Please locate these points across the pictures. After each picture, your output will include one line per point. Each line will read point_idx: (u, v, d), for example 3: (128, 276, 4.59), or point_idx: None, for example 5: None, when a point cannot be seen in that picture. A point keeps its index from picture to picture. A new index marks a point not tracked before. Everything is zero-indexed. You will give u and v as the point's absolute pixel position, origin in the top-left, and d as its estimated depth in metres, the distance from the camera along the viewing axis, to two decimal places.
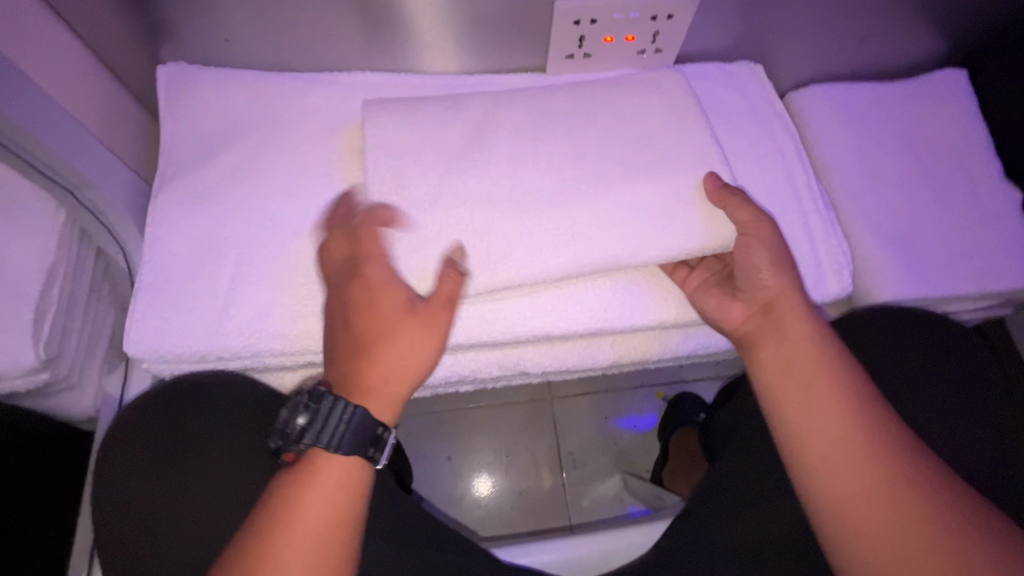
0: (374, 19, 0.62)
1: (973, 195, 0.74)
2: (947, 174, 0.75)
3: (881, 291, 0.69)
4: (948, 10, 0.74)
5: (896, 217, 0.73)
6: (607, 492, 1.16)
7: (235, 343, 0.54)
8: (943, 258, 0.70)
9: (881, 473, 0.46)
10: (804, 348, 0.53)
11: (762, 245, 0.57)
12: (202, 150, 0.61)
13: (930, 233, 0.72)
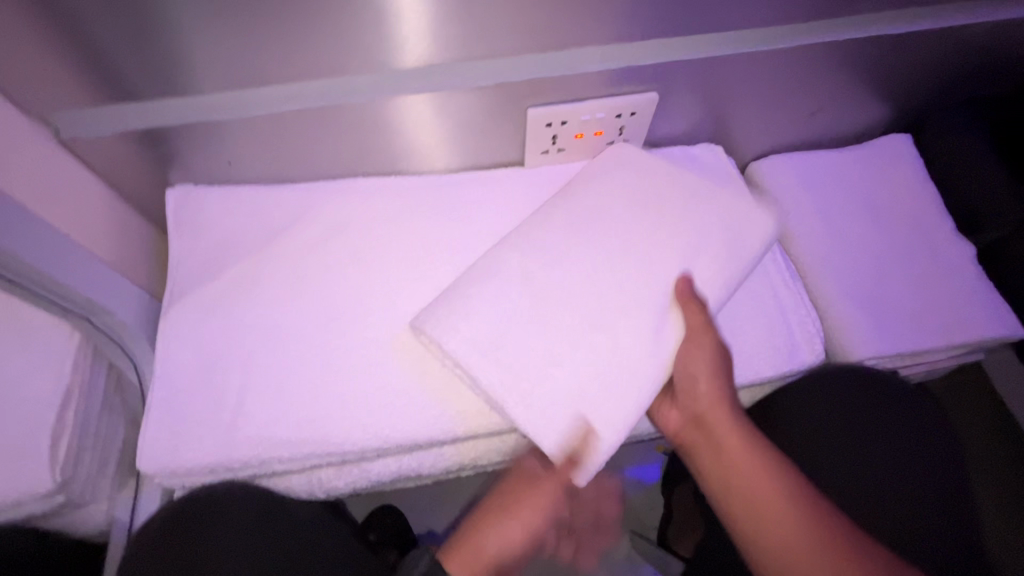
0: (364, 133, 0.68)
1: (930, 251, 0.79)
2: (904, 233, 0.80)
3: (854, 350, 0.73)
4: (884, 85, 0.82)
5: (862, 277, 0.77)
6: (617, 554, 1.15)
7: (242, 453, 0.56)
8: (909, 314, 0.74)
9: (825, 553, 0.52)
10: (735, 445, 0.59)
11: (702, 350, 0.62)
12: (207, 264, 0.66)
13: (896, 290, 0.76)
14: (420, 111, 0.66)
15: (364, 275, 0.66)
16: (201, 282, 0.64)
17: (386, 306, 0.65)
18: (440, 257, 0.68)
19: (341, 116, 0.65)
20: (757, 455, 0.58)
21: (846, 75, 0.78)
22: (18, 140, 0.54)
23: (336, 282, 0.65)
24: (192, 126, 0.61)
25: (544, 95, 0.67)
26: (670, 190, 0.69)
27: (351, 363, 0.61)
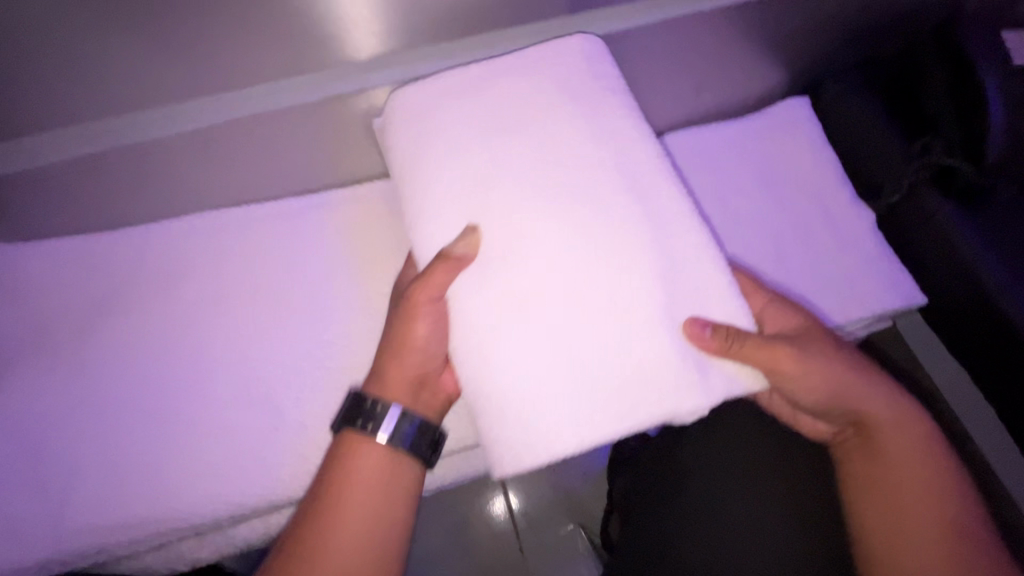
0: (193, 163, 0.62)
1: (829, 223, 0.75)
2: (801, 207, 0.77)
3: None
4: (774, 51, 0.77)
5: (760, 258, 0.73)
6: (569, 552, 1.15)
7: (76, 543, 0.53)
8: (807, 294, 0.71)
9: (955, 536, 0.49)
10: (902, 444, 0.53)
11: (821, 353, 0.53)
12: (34, 331, 0.60)
13: (794, 270, 0.73)
14: (250, 136, 0.60)
15: (210, 324, 0.60)
16: (25, 355, 0.58)
17: (236, 357, 0.59)
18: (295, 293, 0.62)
19: (161, 153, 0.59)
20: (906, 427, 0.53)
21: (727, 44, 0.72)
22: None
23: (176, 336, 0.59)
24: None
25: (386, 105, 0.61)
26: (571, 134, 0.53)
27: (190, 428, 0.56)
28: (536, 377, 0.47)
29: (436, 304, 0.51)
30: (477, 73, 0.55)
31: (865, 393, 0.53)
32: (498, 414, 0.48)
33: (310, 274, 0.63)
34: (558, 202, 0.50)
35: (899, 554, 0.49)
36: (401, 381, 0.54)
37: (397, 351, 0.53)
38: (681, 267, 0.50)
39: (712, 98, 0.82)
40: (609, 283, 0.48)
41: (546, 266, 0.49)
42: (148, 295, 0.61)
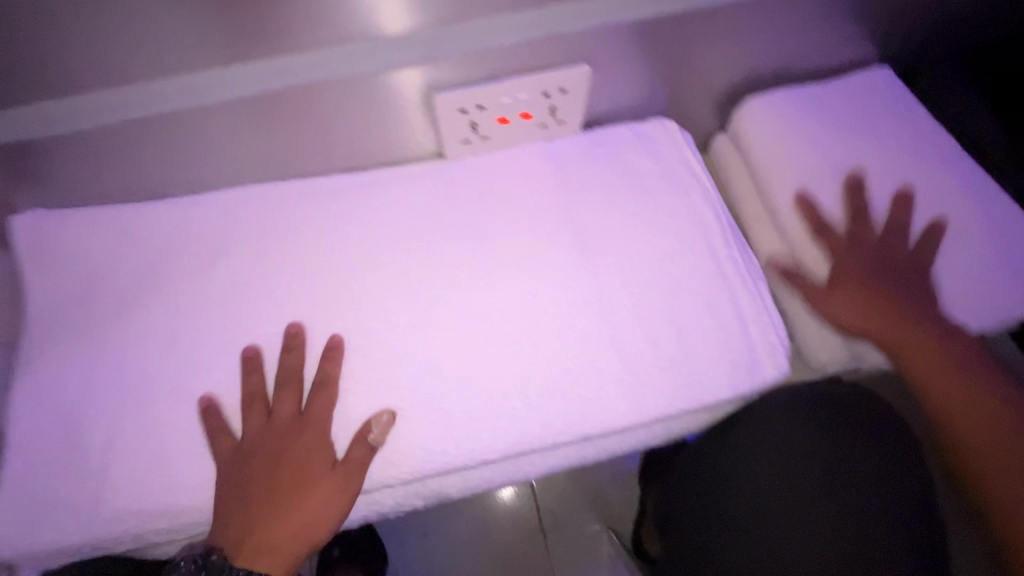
0: (239, 131, 0.57)
1: (926, 207, 0.67)
2: (916, 189, 0.68)
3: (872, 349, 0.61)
4: (874, 22, 0.70)
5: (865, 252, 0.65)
6: (598, 554, 1.11)
7: (113, 531, 0.49)
8: (909, 290, 0.62)
9: None
10: (929, 351, 0.60)
11: None
12: (68, 304, 0.56)
13: (904, 261, 0.64)
14: (303, 100, 0.55)
15: (255, 306, 0.57)
16: (62, 328, 0.55)
17: (281, 341, 0.56)
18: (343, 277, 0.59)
19: (204, 123, 0.54)
20: None
21: (815, 23, 0.66)
22: None
23: (219, 315, 0.56)
24: (28, 142, 0.51)
25: (451, 75, 0.57)
26: (842, 160, 0.70)
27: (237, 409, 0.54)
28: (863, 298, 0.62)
29: (268, 499, 0.50)
30: (656, 130, 0.67)
31: (891, 305, 0.61)
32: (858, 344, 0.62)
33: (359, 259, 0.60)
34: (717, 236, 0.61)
35: (994, 433, 0.57)
36: (297, 513, 0.51)
37: (269, 480, 0.51)
38: (936, 232, 0.65)
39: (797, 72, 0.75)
40: (846, 248, 0.65)
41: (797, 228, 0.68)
42: (191, 269, 0.58)
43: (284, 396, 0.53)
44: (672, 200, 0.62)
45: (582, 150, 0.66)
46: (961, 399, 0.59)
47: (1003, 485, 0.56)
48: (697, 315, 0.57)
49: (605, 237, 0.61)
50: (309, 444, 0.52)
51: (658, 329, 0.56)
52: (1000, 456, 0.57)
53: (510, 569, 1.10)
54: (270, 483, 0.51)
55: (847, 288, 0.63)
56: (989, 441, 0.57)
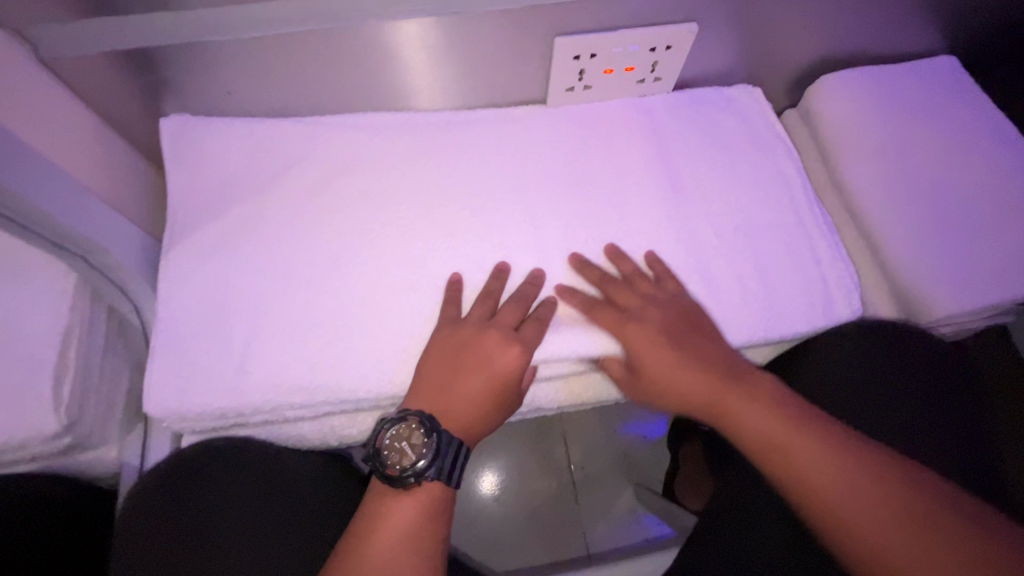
0: (375, 56, 0.62)
1: (993, 184, 0.70)
2: (976, 165, 0.71)
3: (927, 306, 0.66)
4: (953, 13, 0.74)
5: (924, 219, 0.68)
6: (622, 506, 1.17)
7: (253, 399, 0.54)
8: (971, 258, 0.66)
9: None
10: (773, 430, 0.53)
11: None
12: (207, 200, 0.61)
13: (969, 232, 0.67)
14: (440, 30, 0.60)
15: (376, 219, 0.61)
16: (204, 224, 0.60)
17: (400, 252, 0.60)
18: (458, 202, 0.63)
19: (350, 45, 0.59)
20: None
21: (899, 8, 0.71)
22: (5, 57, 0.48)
23: (345, 223, 0.61)
24: (188, 45, 0.55)
25: (574, 21, 0.61)
26: (912, 135, 0.73)
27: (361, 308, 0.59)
28: (924, 262, 0.67)
29: (449, 382, 0.55)
30: (741, 95, 0.73)
31: (727, 394, 0.55)
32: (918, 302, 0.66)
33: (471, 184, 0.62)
34: (795, 194, 0.67)
35: (843, 514, 0.49)
36: (473, 407, 0.56)
37: (458, 363, 0.56)
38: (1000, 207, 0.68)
39: (874, 56, 0.80)
40: (912, 215, 0.69)
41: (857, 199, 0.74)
42: (318, 179, 0.63)
43: (508, 308, 0.58)
44: (756, 157, 0.68)
45: (673, 106, 0.71)
46: (838, 469, 0.50)
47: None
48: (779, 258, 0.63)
49: (695, 186, 0.66)
50: (502, 343, 0.56)
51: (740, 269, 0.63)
52: (939, 549, 0.46)
53: (540, 514, 1.17)
54: (453, 365, 0.56)
55: (668, 384, 0.57)
56: (879, 528, 0.47)
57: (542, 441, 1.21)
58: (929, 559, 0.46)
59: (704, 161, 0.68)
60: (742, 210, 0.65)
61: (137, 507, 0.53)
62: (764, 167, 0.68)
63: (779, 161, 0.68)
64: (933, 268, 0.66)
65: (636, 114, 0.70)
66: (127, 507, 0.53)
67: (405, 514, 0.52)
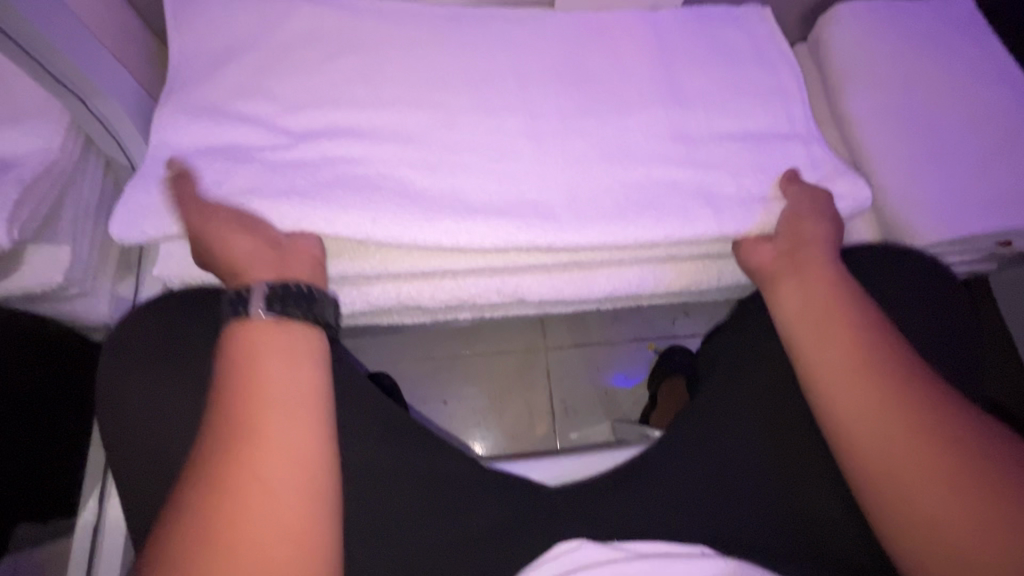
0: None
1: (990, 122, 0.70)
2: (975, 105, 0.71)
3: (911, 234, 0.67)
4: None
5: (918, 152, 0.69)
6: (597, 438, 1.21)
7: None
8: (956, 190, 0.67)
9: None
10: (812, 322, 0.56)
11: None
12: (207, 66, 0.61)
13: (959, 167, 0.68)
14: None
15: (373, 99, 0.61)
16: (204, 90, 0.60)
17: (395, 131, 0.60)
18: (458, 91, 0.63)
19: None
20: None
21: None
22: None
23: (342, 100, 0.61)
24: None
25: None
26: (917, 70, 0.73)
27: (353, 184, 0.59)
28: (911, 191, 0.68)
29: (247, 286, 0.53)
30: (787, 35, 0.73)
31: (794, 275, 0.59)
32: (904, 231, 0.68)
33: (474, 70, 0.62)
34: (795, 112, 0.67)
35: (855, 413, 0.51)
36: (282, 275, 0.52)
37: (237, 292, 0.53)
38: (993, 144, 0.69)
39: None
40: (906, 147, 0.70)
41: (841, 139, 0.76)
42: (318, 56, 0.63)
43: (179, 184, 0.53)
44: (760, 74, 0.68)
45: (680, 19, 0.71)
46: (866, 379, 0.51)
47: (906, 478, 0.47)
48: (776, 169, 0.64)
49: (695, 96, 0.66)
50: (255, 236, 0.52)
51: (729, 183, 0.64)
52: (930, 462, 0.47)
53: (517, 439, 1.20)
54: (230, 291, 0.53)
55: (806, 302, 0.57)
56: (882, 428, 0.50)
57: (525, 371, 1.24)
58: (924, 467, 0.47)
59: (706, 75, 0.68)
60: (737, 123, 0.66)
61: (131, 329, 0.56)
62: (765, 83, 0.68)
63: (782, 79, 0.68)
64: (920, 197, 0.67)
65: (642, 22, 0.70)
66: (125, 325, 0.57)
67: (280, 371, 0.47)
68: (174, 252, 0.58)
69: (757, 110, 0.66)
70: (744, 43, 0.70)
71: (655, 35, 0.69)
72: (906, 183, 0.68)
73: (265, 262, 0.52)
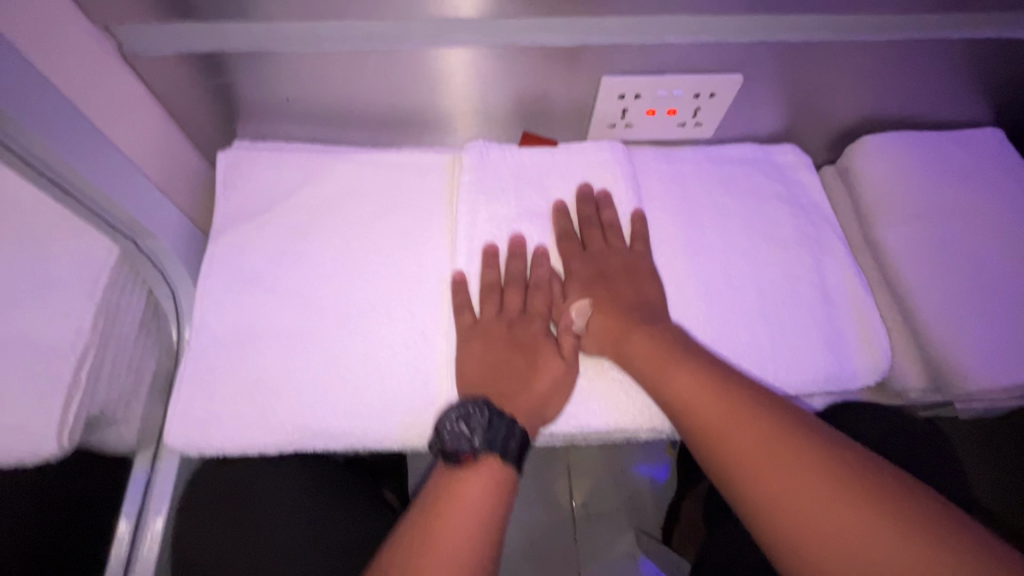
0: (425, 83, 0.64)
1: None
2: (1015, 239, 0.71)
3: (958, 376, 0.64)
4: (999, 87, 0.74)
5: (957, 288, 0.68)
6: (620, 549, 1.14)
7: (282, 415, 0.55)
8: (996, 333, 0.65)
9: None
10: (692, 393, 0.51)
11: None
12: (250, 198, 0.63)
13: (997, 306, 0.67)
14: (490, 64, 0.62)
15: (408, 232, 0.62)
16: (247, 225, 0.62)
17: (428, 269, 0.61)
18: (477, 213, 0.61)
19: (403, 68, 0.61)
20: None
21: (952, 77, 0.71)
22: (89, 60, 0.51)
23: (378, 234, 0.62)
24: (253, 55, 0.57)
25: (624, 64, 0.63)
26: (950, 204, 0.73)
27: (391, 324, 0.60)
28: (951, 333, 0.66)
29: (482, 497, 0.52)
30: (809, 177, 0.75)
31: (658, 358, 0.54)
32: (948, 375, 0.65)
33: (506, 206, 0.62)
34: (816, 255, 0.68)
35: (779, 496, 0.44)
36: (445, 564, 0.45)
37: None
38: None
39: (918, 121, 0.80)
40: (942, 284, 0.68)
41: (873, 267, 0.75)
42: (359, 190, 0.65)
43: (512, 291, 0.59)
44: (779, 214, 0.71)
45: (707, 158, 0.74)
46: (796, 463, 0.44)
47: None
48: (796, 318, 0.64)
49: (719, 235, 0.68)
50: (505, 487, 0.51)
51: (757, 325, 0.64)
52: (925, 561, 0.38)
53: (534, 549, 1.14)
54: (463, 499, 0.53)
55: (654, 368, 0.53)
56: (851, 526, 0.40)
57: (545, 470, 1.19)
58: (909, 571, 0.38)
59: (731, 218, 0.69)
60: (762, 265, 0.67)
61: (202, 480, 0.60)
62: (789, 222, 0.70)
63: (800, 224, 0.70)
64: (960, 340, 0.65)
65: (672, 162, 0.73)
66: (196, 476, 0.60)
67: None
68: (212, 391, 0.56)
69: (781, 255, 0.68)
70: (766, 183, 0.73)
71: (682, 174, 0.72)
72: (945, 324, 0.66)
73: (486, 485, 0.50)
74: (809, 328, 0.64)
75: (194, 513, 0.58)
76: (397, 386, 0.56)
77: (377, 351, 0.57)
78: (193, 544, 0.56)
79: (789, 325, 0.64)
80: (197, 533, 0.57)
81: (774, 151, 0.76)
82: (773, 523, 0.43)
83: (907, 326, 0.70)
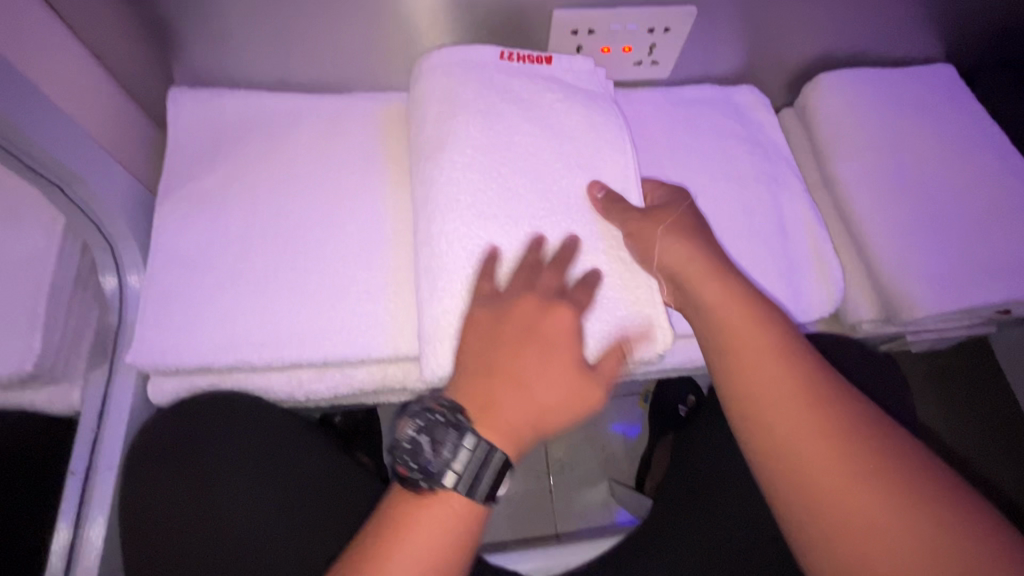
0: (369, 20, 0.61)
1: (973, 191, 0.71)
2: (965, 171, 0.72)
3: (909, 303, 0.66)
4: (951, 23, 0.75)
5: (909, 220, 0.69)
6: (593, 500, 1.16)
7: (246, 356, 0.56)
8: (944, 263, 0.67)
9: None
10: (742, 333, 0.51)
11: None
12: (201, 154, 0.63)
13: (946, 236, 0.69)
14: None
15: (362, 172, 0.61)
16: (199, 181, 0.62)
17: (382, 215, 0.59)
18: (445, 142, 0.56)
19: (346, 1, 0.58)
20: None
21: (906, 11, 0.72)
22: None
23: None
24: None
25: None
26: (903, 139, 0.74)
27: (348, 272, 0.59)
28: (903, 263, 0.67)
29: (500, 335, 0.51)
30: (767, 115, 0.75)
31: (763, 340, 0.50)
32: (901, 303, 0.67)
33: None
34: (772, 190, 0.69)
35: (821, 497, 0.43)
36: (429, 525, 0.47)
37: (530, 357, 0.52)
38: (978, 215, 0.70)
39: (873, 60, 0.80)
40: (894, 217, 0.70)
41: (829, 204, 0.76)
42: (309, 143, 0.64)
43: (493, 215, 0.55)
44: (736, 151, 0.70)
45: (664, 98, 0.73)
46: (846, 469, 0.44)
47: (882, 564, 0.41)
48: (752, 253, 0.65)
49: (676, 173, 0.68)
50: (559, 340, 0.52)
51: None
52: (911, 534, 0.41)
53: (511, 504, 1.15)
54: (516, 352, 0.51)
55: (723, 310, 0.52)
56: (884, 541, 0.41)
57: None
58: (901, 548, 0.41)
59: (687, 156, 0.69)
60: (719, 201, 0.67)
61: (154, 431, 0.56)
62: (746, 158, 0.70)
63: (757, 161, 0.70)
64: (911, 270, 0.67)
65: (628, 102, 0.72)
66: (147, 429, 0.57)
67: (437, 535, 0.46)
68: (163, 341, 0.55)
69: (739, 191, 0.68)
70: (726, 122, 0.72)
71: (640, 114, 0.71)
72: (896, 255, 0.68)
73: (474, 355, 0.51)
74: (767, 261, 0.65)
75: (147, 467, 0.55)
76: (346, 335, 0.57)
77: (337, 301, 0.58)
78: (152, 495, 0.55)
79: (747, 258, 0.65)
80: (154, 489, 0.55)
81: (732, 89, 0.75)
82: (818, 519, 0.43)
83: (859, 261, 0.72)
